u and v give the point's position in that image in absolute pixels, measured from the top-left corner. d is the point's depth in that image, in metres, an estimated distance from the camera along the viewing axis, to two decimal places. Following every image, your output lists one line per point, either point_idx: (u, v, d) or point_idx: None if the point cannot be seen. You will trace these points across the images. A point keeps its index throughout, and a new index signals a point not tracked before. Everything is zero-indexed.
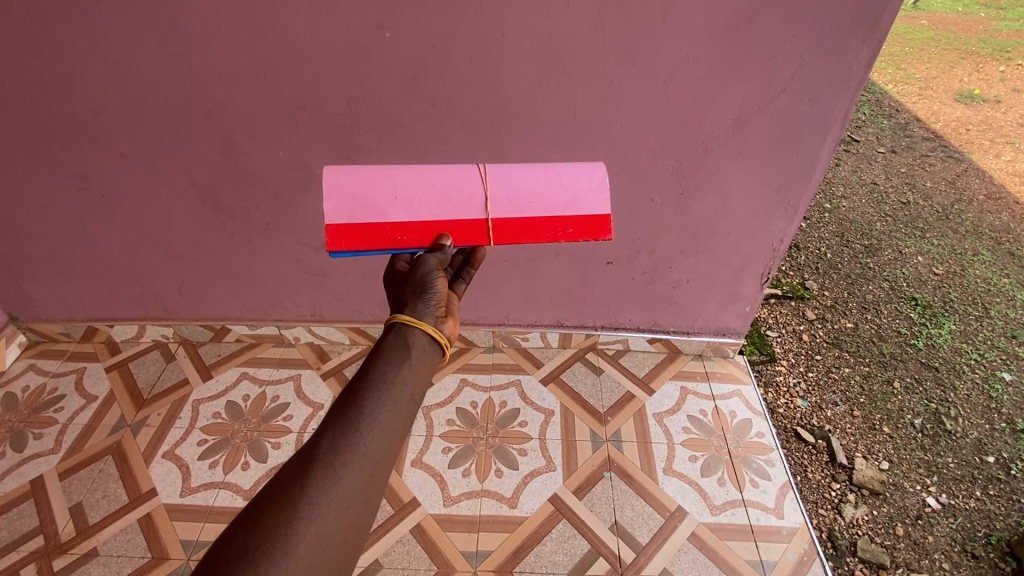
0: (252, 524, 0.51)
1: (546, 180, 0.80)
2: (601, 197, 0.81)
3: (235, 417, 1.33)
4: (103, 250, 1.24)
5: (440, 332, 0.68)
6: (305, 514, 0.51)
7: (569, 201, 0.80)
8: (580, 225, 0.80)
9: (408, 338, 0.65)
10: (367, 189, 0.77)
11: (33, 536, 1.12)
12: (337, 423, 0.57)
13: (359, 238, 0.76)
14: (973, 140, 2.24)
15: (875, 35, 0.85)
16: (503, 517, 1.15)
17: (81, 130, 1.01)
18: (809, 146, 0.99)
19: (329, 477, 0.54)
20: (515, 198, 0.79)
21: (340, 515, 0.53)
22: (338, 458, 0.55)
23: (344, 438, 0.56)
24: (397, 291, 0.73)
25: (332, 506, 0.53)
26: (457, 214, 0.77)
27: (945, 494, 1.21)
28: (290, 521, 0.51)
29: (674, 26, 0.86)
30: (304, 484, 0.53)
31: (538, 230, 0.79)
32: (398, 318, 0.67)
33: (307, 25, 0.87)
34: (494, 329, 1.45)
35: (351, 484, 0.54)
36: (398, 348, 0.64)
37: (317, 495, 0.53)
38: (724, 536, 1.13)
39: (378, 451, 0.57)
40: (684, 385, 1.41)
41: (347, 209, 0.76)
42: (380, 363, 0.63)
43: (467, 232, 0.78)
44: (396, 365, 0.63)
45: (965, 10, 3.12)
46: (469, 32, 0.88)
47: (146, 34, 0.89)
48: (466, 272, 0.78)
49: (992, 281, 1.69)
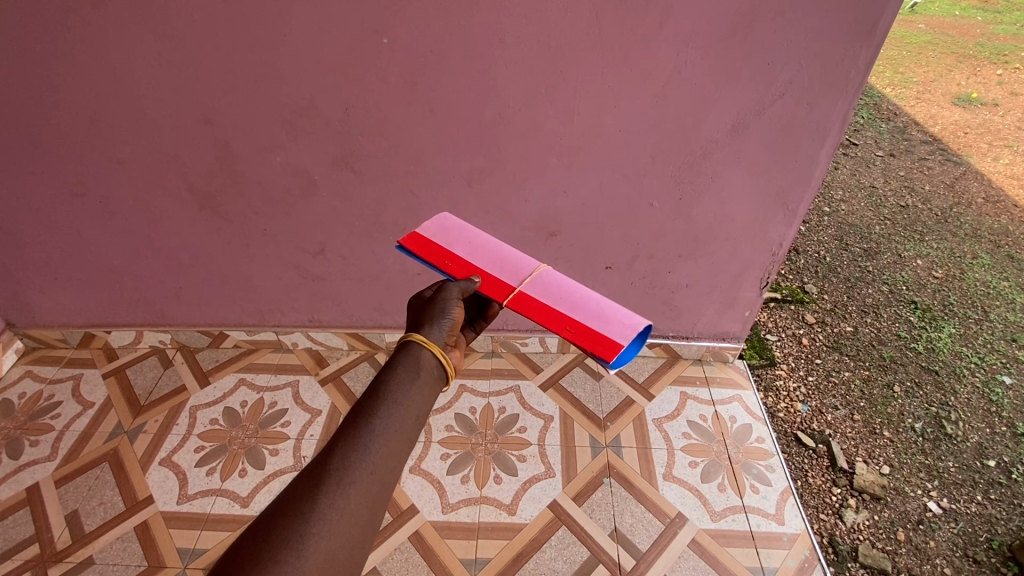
0: (263, 535, 0.50)
1: (588, 297, 0.74)
2: (625, 332, 0.69)
3: (232, 423, 1.32)
4: (100, 256, 1.24)
5: (448, 361, 0.67)
6: (314, 529, 0.51)
7: (592, 317, 0.71)
8: (583, 336, 0.69)
9: (419, 359, 0.65)
10: (460, 230, 0.81)
11: (28, 546, 1.11)
12: (344, 439, 0.57)
13: (424, 249, 0.78)
14: (971, 143, 2.24)
15: (873, 40, 0.85)
16: (502, 525, 1.14)
17: (79, 137, 1.01)
18: (809, 149, 0.99)
19: (336, 494, 0.53)
20: (550, 289, 0.74)
21: (346, 533, 0.52)
22: (345, 475, 0.55)
23: (352, 455, 0.56)
24: (416, 309, 0.72)
25: (340, 524, 0.52)
26: (500, 272, 0.75)
27: (946, 499, 1.20)
28: (301, 535, 0.50)
29: (672, 32, 0.86)
30: (314, 498, 0.53)
31: (547, 317, 0.71)
32: (411, 337, 0.66)
33: (305, 31, 0.87)
34: (493, 334, 1.46)
35: (359, 503, 0.54)
36: (407, 367, 0.64)
37: (326, 511, 0.52)
38: (724, 543, 1.12)
39: (383, 469, 0.57)
40: (684, 391, 1.41)
41: (433, 230, 0.81)
42: (389, 382, 0.62)
43: (497, 289, 0.74)
44: (404, 386, 0.62)
45: (962, 14, 3.14)
46: (466, 37, 0.87)
47: (144, 42, 0.89)
48: (479, 324, 0.79)
49: (992, 284, 1.69)
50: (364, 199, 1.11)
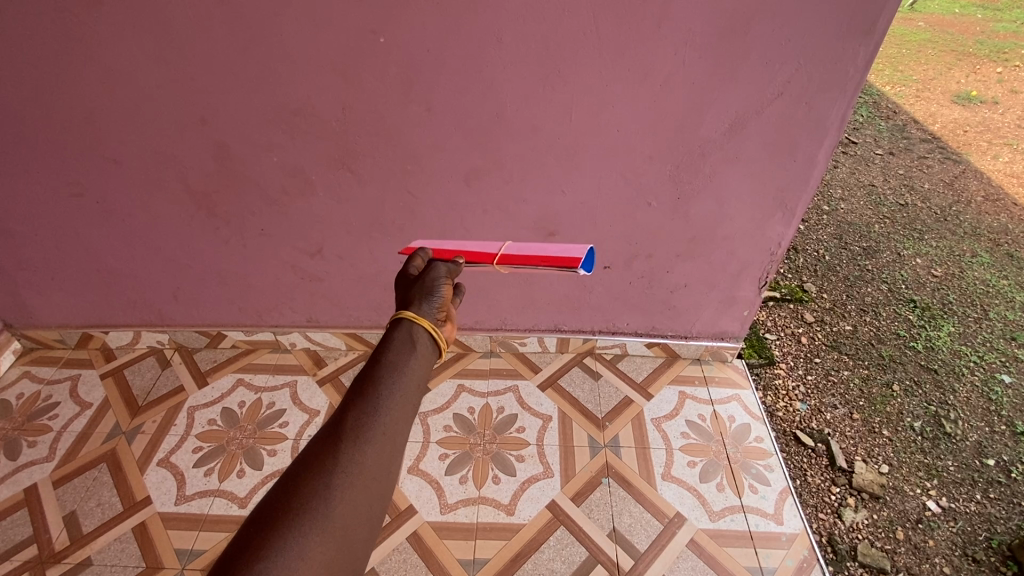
0: (288, 491, 0.51)
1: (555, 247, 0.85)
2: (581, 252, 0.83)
3: (230, 424, 1.32)
4: (97, 256, 1.23)
5: (440, 334, 0.66)
6: (338, 482, 0.52)
7: (559, 250, 0.83)
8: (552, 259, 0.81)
9: (413, 334, 0.64)
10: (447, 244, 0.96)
11: (26, 546, 1.11)
12: (357, 402, 0.57)
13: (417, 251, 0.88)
14: (971, 141, 2.24)
15: (872, 39, 0.85)
16: (500, 525, 1.14)
17: (75, 137, 1.01)
18: (808, 148, 0.99)
19: (356, 449, 0.54)
20: (522, 248, 0.87)
21: (367, 486, 0.53)
22: (362, 433, 0.55)
23: (367, 414, 0.56)
24: (404, 291, 0.72)
25: (362, 475, 0.53)
26: (481, 248, 0.88)
27: (945, 498, 1.20)
28: (325, 489, 0.51)
29: (670, 31, 0.85)
30: (336, 455, 0.53)
31: (523, 259, 0.83)
32: (402, 314, 0.67)
33: (301, 31, 0.87)
34: (491, 334, 1.45)
35: (378, 457, 0.55)
36: (401, 341, 0.63)
37: (348, 465, 0.53)
38: (723, 543, 1.12)
39: (396, 428, 0.57)
40: (682, 390, 1.41)
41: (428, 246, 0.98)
42: (385, 358, 0.62)
43: (479, 255, 0.84)
44: (402, 359, 0.61)
45: (962, 12, 3.13)
46: (463, 36, 0.87)
47: (139, 42, 0.89)
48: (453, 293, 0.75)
49: (991, 282, 1.68)
50: (362, 199, 1.10)
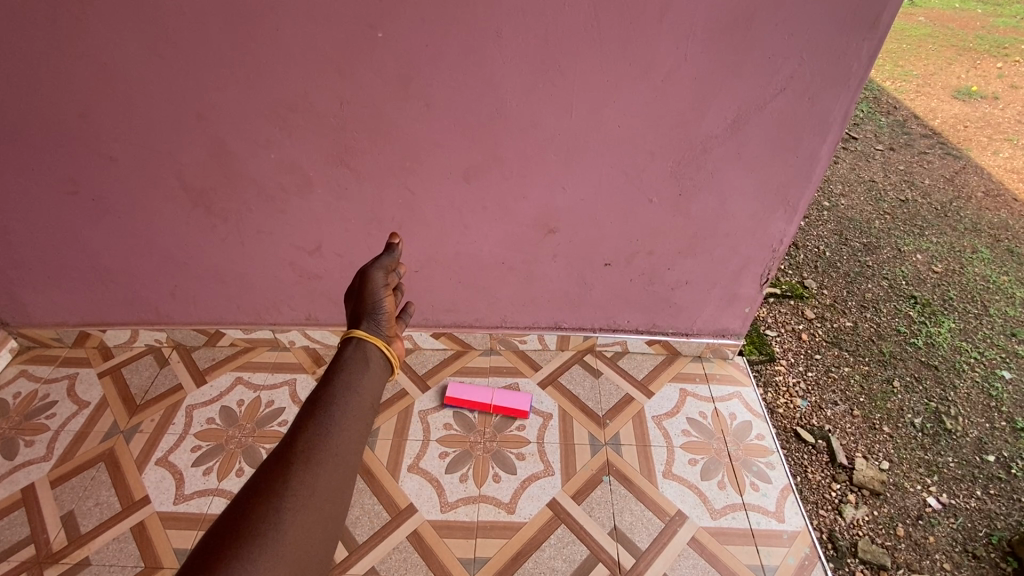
0: (241, 514, 0.51)
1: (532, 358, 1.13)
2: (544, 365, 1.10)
3: (229, 423, 1.32)
4: (93, 254, 1.22)
5: (390, 349, 0.74)
6: (289, 504, 0.53)
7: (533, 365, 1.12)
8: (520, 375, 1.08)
9: (367, 352, 0.71)
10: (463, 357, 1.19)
11: (24, 546, 1.10)
12: (309, 425, 0.61)
13: None
14: (971, 137, 2.23)
15: (876, 33, 0.84)
16: (500, 523, 1.13)
17: (70, 134, 1.00)
18: (809, 145, 0.98)
19: (308, 474, 0.56)
20: None
21: (319, 508, 0.54)
22: (313, 455, 0.57)
23: (318, 438, 0.59)
24: (352, 305, 0.78)
25: (314, 498, 0.54)
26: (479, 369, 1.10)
27: (945, 494, 1.20)
28: (278, 512, 0.52)
29: (672, 25, 0.84)
30: (286, 479, 0.54)
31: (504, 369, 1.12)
32: (353, 335, 0.73)
33: (298, 25, 0.85)
34: (491, 333, 1.44)
35: (328, 481, 0.56)
36: (355, 360, 0.70)
37: (298, 487, 0.54)
38: (724, 540, 1.12)
39: (347, 452, 0.60)
40: (684, 388, 1.40)
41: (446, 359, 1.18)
42: (342, 374, 0.68)
43: None
44: (357, 375, 0.68)
45: (962, 6, 3.12)
46: (462, 31, 0.86)
47: (134, 38, 0.87)
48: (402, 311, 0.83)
49: (992, 279, 1.68)
50: (361, 196, 1.09)
